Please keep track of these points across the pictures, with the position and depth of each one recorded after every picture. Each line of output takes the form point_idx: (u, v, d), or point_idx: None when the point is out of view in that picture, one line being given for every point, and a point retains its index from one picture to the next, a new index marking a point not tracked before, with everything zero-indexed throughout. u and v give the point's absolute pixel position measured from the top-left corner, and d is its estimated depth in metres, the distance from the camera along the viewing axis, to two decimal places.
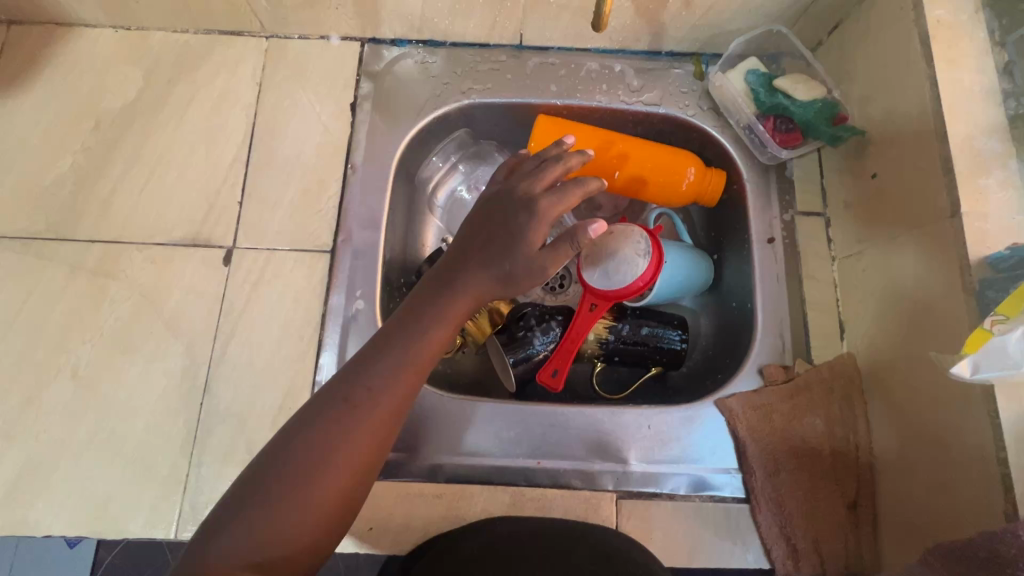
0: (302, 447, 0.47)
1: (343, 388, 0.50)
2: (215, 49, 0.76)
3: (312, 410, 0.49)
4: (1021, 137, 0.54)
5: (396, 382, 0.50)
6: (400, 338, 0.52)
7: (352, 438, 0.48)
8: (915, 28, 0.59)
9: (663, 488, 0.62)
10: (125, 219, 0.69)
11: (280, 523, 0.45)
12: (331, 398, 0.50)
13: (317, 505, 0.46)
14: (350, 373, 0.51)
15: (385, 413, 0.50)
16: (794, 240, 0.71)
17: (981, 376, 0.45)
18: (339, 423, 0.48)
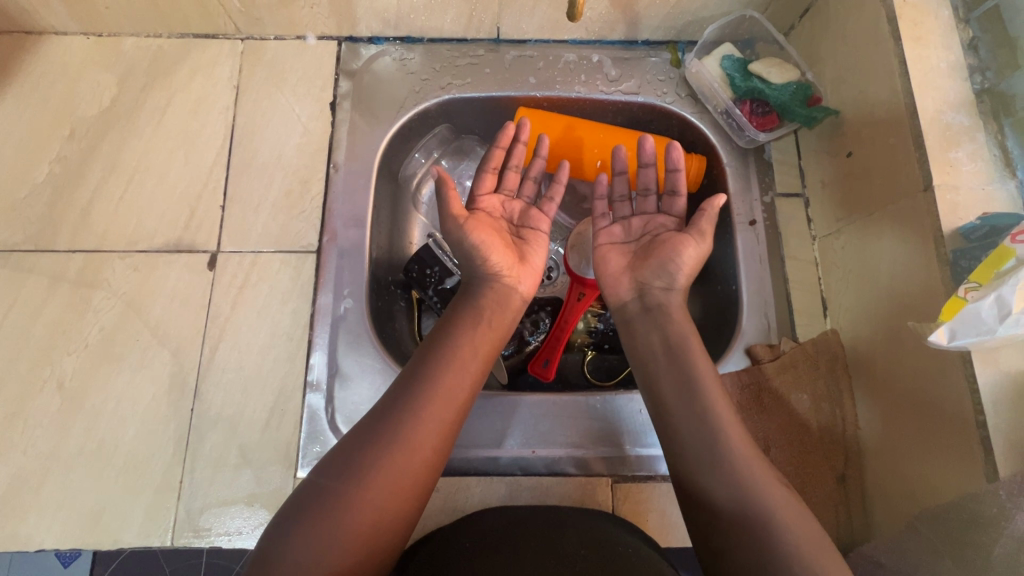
0: (350, 467, 0.49)
1: (391, 406, 0.52)
2: (190, 53, 0.75)
3: (357, 431, 0.51)
4: (987, 110, 0.56)
5: (438, 401, 0.52)
6: (440, 359, 0.55)
7: (400, 454, 0.49)
8: (883, 8, 0.60)
9: (658, 470, 0.63)
10: (106, 228, 0.68)
11: (326, 538, 0.46)
12: (378, 419, 0.52)
13: (361, 528, 0.47)
14: (396, 395, 0.53)
15: (430, 431, 0.51)
16: (775, 221, 0.72)
17: (958, 343, 0.46)
18: (383, 440, 0.50)
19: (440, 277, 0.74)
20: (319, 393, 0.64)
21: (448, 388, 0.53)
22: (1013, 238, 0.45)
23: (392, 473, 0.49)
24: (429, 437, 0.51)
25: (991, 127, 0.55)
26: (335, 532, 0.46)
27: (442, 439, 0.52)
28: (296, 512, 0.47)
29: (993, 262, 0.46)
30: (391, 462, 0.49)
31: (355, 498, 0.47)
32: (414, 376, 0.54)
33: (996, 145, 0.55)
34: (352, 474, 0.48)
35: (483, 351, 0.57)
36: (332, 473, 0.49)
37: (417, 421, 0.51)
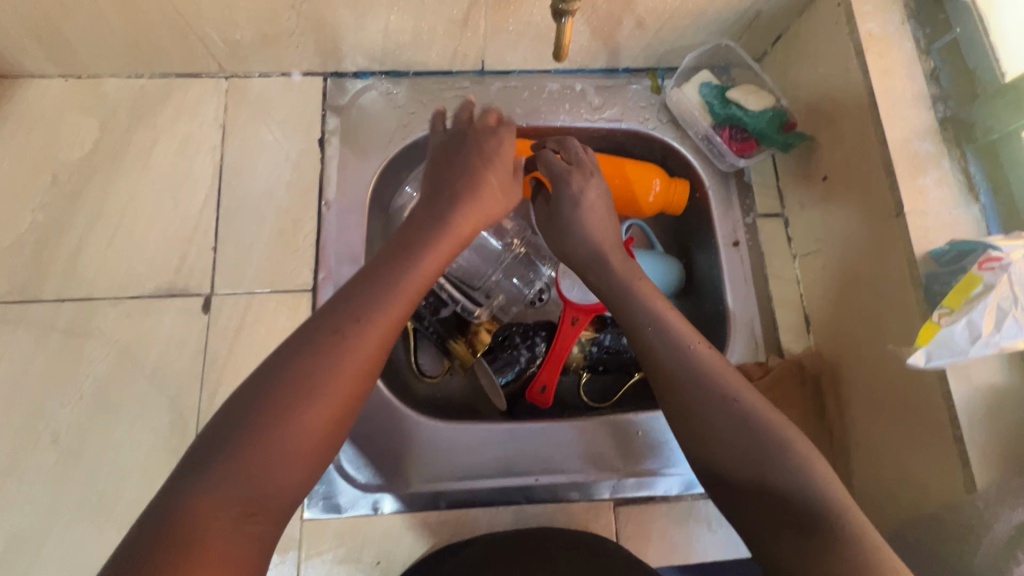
0: (282, 390, 0.42)
1: (326, 324, 0.46)
2: (174, 93, 0.74)
3: (299, 341, 0.45)
4: (950, 137, 0.59)
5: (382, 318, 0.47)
6: (382, 275, 0.49)
7: (340, 372, 0.44)
8: (850, 41, 0.63)
9: (656, 491, 0.66)
10: (95, 275, 0.68)
11: (269, 454, 0.41)
12: (310, 334, 0.45)
13: (299, 452, 0.42)
14: (334, 309, 0.47)
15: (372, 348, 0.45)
16: (757, 241, 0.75)
17: (934, 364, 0.49)
18: (320, 359, 0.44)
19: (435, 306, 0.76)
20: None
21: (393, 304, 0.48)
22: (979, 266, 0.49)
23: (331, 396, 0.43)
24: (371, 356, 0.45)
25: (955, 153, 0.59)
26: (268, 461, 0.41)
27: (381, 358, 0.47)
28: (217, 444, 0.41)
29: (962, 287, 0.49)
30: (331, 382, 0.43)
31: (290, 422, 0.42)
32: (352, 290, 0.48)
33: (960, 170, 0.58)
34: (285, 396, 0.42)
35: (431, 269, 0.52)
36: (259, 396, 0.42)
37: (359, 338, 0.45)
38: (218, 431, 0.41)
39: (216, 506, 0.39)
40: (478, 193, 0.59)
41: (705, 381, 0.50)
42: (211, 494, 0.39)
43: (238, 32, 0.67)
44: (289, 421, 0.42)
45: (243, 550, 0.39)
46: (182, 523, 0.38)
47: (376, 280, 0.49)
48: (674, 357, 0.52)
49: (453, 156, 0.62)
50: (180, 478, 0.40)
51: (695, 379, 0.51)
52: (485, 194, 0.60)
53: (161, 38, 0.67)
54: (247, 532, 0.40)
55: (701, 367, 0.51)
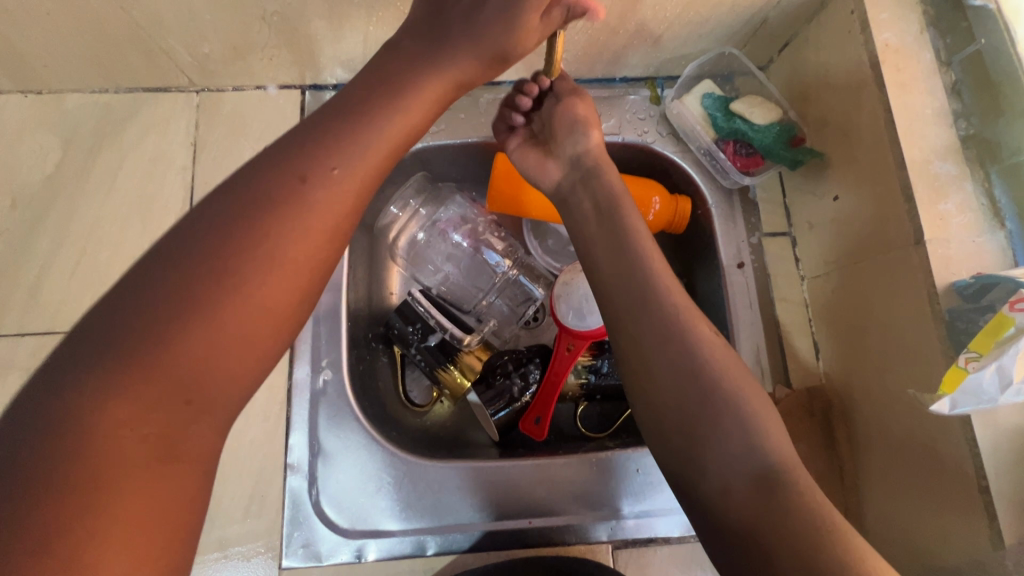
0: (210, 268, 0.38)
1: (265, 190, 0.40)
2: (141, 109, 0.69)
3: (241, 194, 0.40)
4: (972, 157, 0.55)
5: (333, 184, 0.42)
6: (333, 134, 0.43)
7: (282, 253, 0.40)
8: (865, 52, 0.58)
9: (657, 533, 0.62)
10: (58, 307, 0.63)
11: (200, 338, 0.37)
12: (253, 194, 0.40)
13: (235, 337, 0.38)
14: (274, 169, 0.41)
15: (323, 220, 0.41)
16: (763, 262, 0.71)
17: (960, 412, 0.46)
18: (254, 234, 0.39)
19: (423, 333, 0.71)
20: (299, 475, 0.61)
21: (347, 167, 0.42)
22: (1010, 307, 0.45)
23: (273, 278, 0.39)
24: (319, 230, 0.41)
25: (978, 174, 0.55)
26: (196, 354, 0.37)
27: (335, 234, 0.43)
28: (120, 325, 0.36)
29: (992, 331, 0.45)
30: (271, 260, 0.39)
31: (221, 304, 0.38)
32: (297, 144, 0.42)
33: (983, 193, 0.54)
34: (214, 274, 0.38)
35: (398, 133, 0.45)
36: (189, 268, 0.38)
37: (305, 211, 0.41)
38: (134, 306, 0.37)
39: (127, 414, 0.35)
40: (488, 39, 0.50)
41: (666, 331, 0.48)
42: (121, 394, 0.35)
43: (206, 45, 0.62)
44: (218, 304, 0.38)
45: (170, 473, 0.36)
46: (89, 426, 0.34)
47: (332, 132, 0.43)
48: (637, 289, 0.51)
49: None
50: (71, 361, 0.35)
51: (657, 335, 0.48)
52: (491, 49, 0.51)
53: (123, 52, 0.62)
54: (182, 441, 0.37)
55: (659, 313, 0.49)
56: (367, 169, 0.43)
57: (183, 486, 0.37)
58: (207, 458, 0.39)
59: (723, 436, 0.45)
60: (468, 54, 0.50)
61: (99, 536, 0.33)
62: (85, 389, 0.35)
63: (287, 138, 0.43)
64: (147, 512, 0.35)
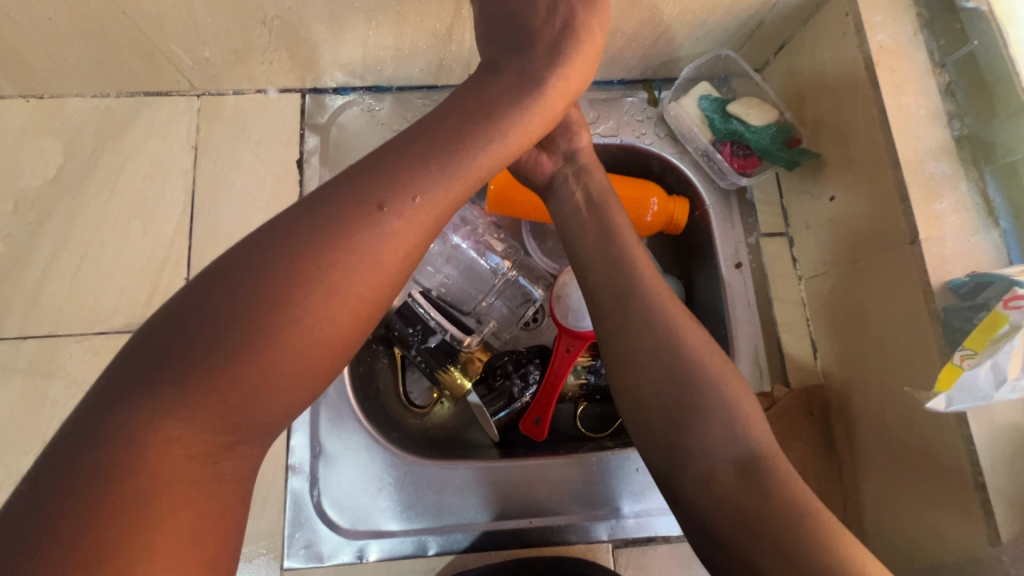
0: (278, 288, 0.37)
1: (338, 215, 0.39)
2: (142, 113, 0.70)
3: (319, 210, 0.39)
4: (967, 157, 0.55)
5: (406, 215, 0.40)
6: (411, 159, 0.41)
7: (346, 285, 0.38)
8: (860, 53, 0.59)
9: (657, 532, 0.62)
10: (60, 309, 0.64)
11: (267, 361, 0.37)
12: (330, 213, 0.39)
13: (300, 357, 0.37)
14: (352, 192, 0.40)
15: (392, 252, 0.40)
16: (760, 262, 0.72)
17: (955, 409, 0.46)
18: (324, 262, 0.38)
19: (423, 335, 0.72)
20: (301, 476, 0.61)
21: (421, 195, 0.41)
22: (1005, 304, 0.45)
23: (328, 314, 0.38)
24: (386, 262, 0.40)
25: (973, 174, 0.55)
26: (262, 375, 0.37)
27: (403, 267, 0.41)
28: (188, 344, 0.36)
29: (987, 329, 0.45)
30: (338, 292, 0.38)
31: (283, 332, 0.37)
32: (374, 168, 0.41)
33: (978, 193, 0.54)
34: (278, 299, 0.37)
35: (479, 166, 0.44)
36: (257, 288, 0.37)
37: (366, 243, 0.39)
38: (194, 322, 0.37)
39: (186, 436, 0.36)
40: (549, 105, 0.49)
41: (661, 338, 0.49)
42: (180, 410, 0.35)
43: (207, 49, 0.63)
44: (274, 334, 0.37)
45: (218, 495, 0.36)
46: (149, 437, 0.35)
47: (412, 157, 0.42)
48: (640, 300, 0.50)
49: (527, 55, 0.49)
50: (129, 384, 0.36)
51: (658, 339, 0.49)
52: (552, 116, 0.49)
53: (124, 57, 0.63)
54: (229, 456, 0.37)
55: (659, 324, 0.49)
56: (440, 200, 0.42)
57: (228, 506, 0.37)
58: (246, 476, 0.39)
59: (721, 433, 0.45)
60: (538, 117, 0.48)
61: (141, 550, 0.33)
62: (149, 409, 0.35)
63: (367, 160, 0.42)
64: (189, 531, 0.34)
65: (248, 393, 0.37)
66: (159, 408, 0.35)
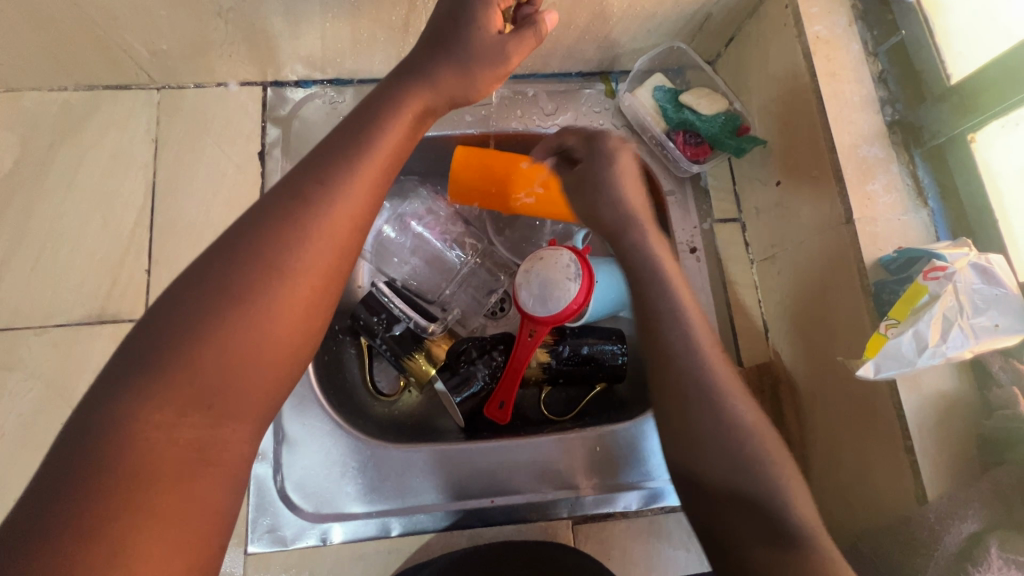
0: (222, 276, 0.37)
1: (271, 208, 0.39)
2: (102, 106, 0.70)
3: (257, 208, 0.40)
4: (898, 141, 0.59)
5: (342, 198, 0.40)
6: (342, 147, 0.42)
7: (291, 262, 0.38)
8: (799, 44, 0.62)
9: (616, 507, 0.65)
10: (17, 303, 0.64)
11: (215, 343, 0.35)
12: (267, 206, 0.40)
13: (251, 342, 0.37)
14: (286, 185, 0.40)
15: (335, 234, 0.40)
16: (714, 248, 0.75)
17: (884, 375, 0.48)
18: (271, 250, 0.38)
19: (388, 323, 0.73)
20: (265, 462, 0.62)
21: (356, 177, 0.41)
22: (925, 276, 0.49)
23: (276, 293, 0.37)
24: (334, 244, 0.40)
25: (903, 157, 0.58)
26: (209, 363, 0.35)
27: (345, 245, 0.41)
28: (148, 350, 0.35)
29: (909, 298, 0.49)
30: (287, 278, 0.38)
31: (235, 318, 0.36)
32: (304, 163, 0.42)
33: (908, 174, 0.58)
34: (234, 286, 0.37)
35: (399, 138, 0.45)
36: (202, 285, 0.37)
37: (305, 221, 0.39)
38: (144, 329, 0.36)
39: (153, 435, 0.33)
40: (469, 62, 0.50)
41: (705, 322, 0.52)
42: (151, 410, 0.34)
43: (164, 42, 0.63)
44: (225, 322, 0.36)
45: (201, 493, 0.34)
46: (126, 446, 0.33)
47: (341, 140, 0.43)
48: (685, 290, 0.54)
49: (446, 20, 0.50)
50: (104, 391, 0.34)
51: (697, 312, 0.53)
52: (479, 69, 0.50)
53: (81, 51, 0.63)
54: (211, 448, 0.35)
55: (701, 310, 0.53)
56: (375, 182, 0.42)
57: (218, 505, 0.35)
58: (238, 472, 0.37)
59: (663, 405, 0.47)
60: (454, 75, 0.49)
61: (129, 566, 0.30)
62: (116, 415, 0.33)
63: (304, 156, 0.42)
64: (171, 537, 0.32)
65: (213, 384, 0.35)
66: (128, 411, 0.33)
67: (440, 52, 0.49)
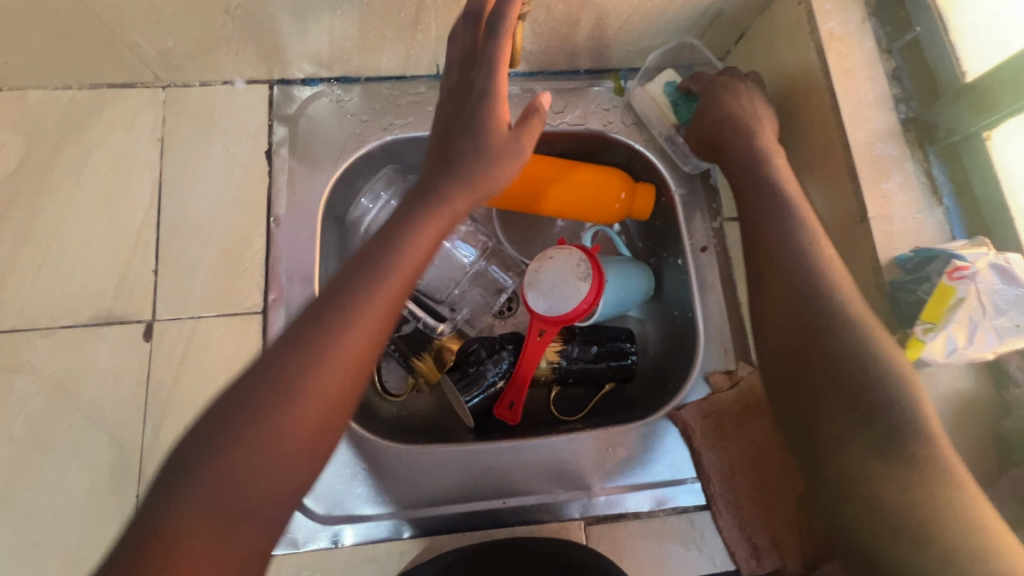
0: (261, 391, 0.39)
1: (308, 322, 0.41)
2: (106, 105, 0.69)
3: (296, 322, 0.42)
4: (912, 139, 0.58)
5: (367, 310, 0.42)
6: (371, 258, 0.44)
7: (326, 375, 0.40)
8: (811, 41, 0.61)
9: (627, 508, 0.64)
10: (24, 305, 0.63)
11: (252, 458, 0.37)
12: (304, 320, 0.42)
13: (285, 454, 0.38)
14: (322, 300, 0.42)
15: (360, 346, 0.42)
16: (726, 246, 0.74)
17: (952, 358, 0.50)
18: (301, 360, 0.40)
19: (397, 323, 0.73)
20: None
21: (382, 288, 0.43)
22: (952, 277, 0.49)
23: (310, 406, 0.39)
24: (362, 356, 0.42)
25: (918, 155, 0.58)
26: (247, 475, 0.37)
27: (376, 355, 0.43)
28: (191, 460, 0.37)
29: (941, 302, 0.49)
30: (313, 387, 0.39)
31: (271, 432, 0.38)
32: (341, 276, 0.44)
33: (922, 173, 0.57)
34: (274, 401, 0.38)
35: (429, 242, 0.47)
36: (243, 399, 0.39)
37: (340, 336, 0.41)
38: (188, 441, 0.38)
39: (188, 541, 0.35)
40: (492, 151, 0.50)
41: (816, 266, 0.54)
42: (189, 518, 0.35)
43: (171, 39, 0.62)
44: (263, 436, 0.38)
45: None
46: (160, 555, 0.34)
47: (374, 252, 0.45)
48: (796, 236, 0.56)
49: (466, 113, 0.51)
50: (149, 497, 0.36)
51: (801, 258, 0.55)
52: (501, 150, 0.50)
53: (86, 49, 0.62)
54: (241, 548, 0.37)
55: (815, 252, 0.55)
56: (403, 294, 0.44)
57: None
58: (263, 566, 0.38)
59: None
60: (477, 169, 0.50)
61: None
62: (158, 523, 0.35)
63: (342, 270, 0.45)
64: None
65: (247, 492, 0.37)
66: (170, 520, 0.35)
67: (460, 141, 0.50)
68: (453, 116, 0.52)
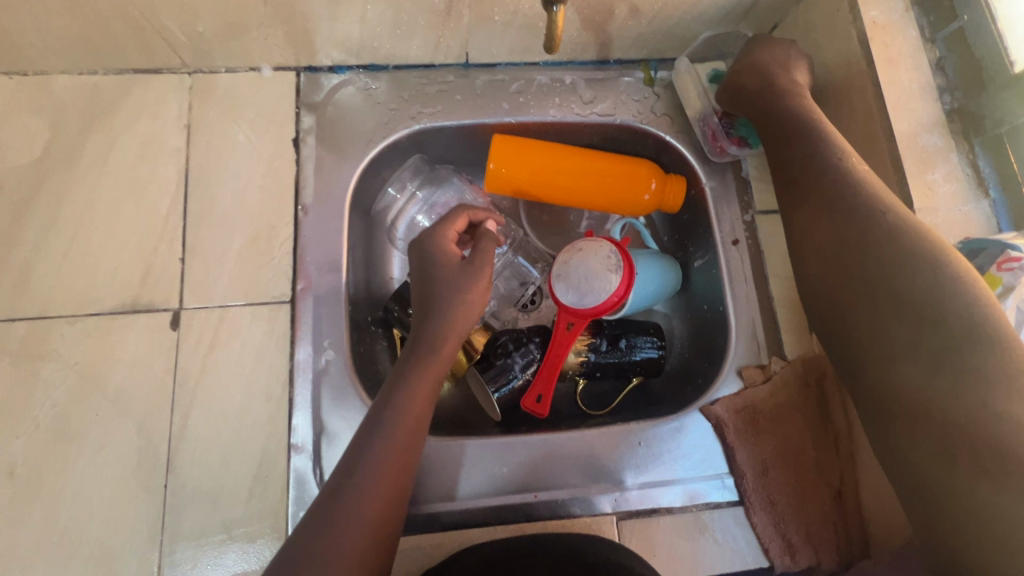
0: (313, 549, 0.46)
1: (341, 483, 0.49)
2: (132, 91, 0.68)
3: (331, 488, 0.49)
4: (958, 130, 0.57)
5: (389, 461, 0.51)
6: (387, 411, 0.53)
7: (361, 521, 0.48)
8: (854, 29, 0.60)
9: (660, 503, 0.63)
10: (50, 292, 0.62)
11: None
12: (336, 485, 0.49)
13: None
14: (345, 465, 0.51)
15: (388, 492, 0.50)
16: (758, 239, 0.72)
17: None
18: (343, 514, 0.48)
19: None
20: (304, 455, 0.61)
21: (400, 436, 0.52)
22: (999, 267, 0.49)
23: (353, 549, 0.47)
24: (387, 500, 0.50)
25: (963, 146, 0.57)
26: None
27: (398, 496, 0.51)
28: None
29: None
30: (358, 533, 0.48)
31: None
32: (358, 441, 0.52)
33: (968, 164, 0.56)
34: (324, 555, 0.46)
35: (427, 387, 0.55)
36: (300, 557, 0.46)
37: (364, 487, 0.49)
38: None
39: None
40: (469, 299, 0.59)
41: (878, 221, 0.51)
42: None
43: (200, 24, 0.61)
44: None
45: None
46: None
47: (382, 407, 0.53)
48: (855, 193, 0.53)
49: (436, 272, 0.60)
50: None
51: (861, 213, 0.52)
52: (477, 293, 0.59)
53: (114, 33, 0.61)
54: None
55: (878, 206, 0.52)
56: (410, 441, 0.53)
57: None
58: None
59: None
60: (460, 316, 0.59)
61: None
62: None
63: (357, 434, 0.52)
64: None
65: None
66: None
67: (437, 288, 0.59)
68: (427, 276, 0.60)
